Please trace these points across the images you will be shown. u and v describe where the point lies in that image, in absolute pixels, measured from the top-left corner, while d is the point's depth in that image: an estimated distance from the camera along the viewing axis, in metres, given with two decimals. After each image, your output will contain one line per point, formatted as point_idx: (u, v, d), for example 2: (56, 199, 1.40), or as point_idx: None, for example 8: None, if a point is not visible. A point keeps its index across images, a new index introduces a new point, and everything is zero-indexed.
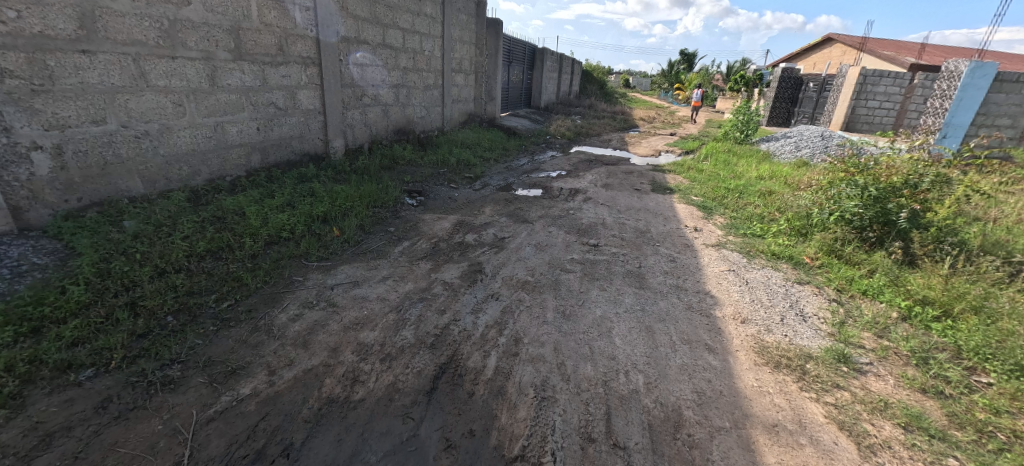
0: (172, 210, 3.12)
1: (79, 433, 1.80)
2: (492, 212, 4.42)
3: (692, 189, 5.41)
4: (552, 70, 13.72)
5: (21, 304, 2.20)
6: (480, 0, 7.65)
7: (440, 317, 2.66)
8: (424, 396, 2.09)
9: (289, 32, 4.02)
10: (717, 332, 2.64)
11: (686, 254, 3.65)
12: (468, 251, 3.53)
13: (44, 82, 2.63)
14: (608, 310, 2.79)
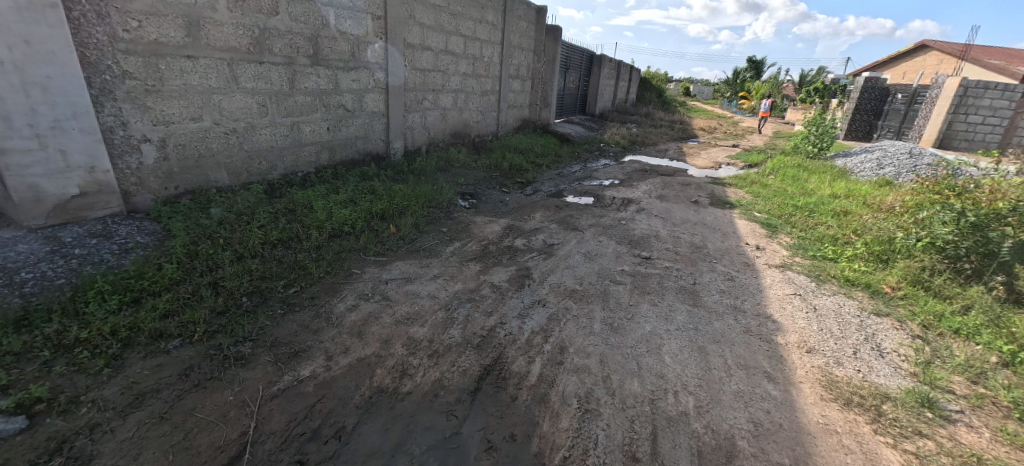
0: (251, 201, 3.42)
1: (165, 395, 2.02)
2: (543, 218, 4.47)
3: (756, 205, 5.19)
4: (609, 77, 13.63)
5: (126, 277, 2.50)
6: (541, 7, 7.76)
7: (487, 319, 2.74)
8: (468, 396, 2.17)
9: (362, 39, 4.29)
10: (778, 359, 2.53)
11: (745, 273, 3.52)
12: (517, 256, 3.60)
13: (156, 83, 2.97)
14: (658, 326, 2.75)
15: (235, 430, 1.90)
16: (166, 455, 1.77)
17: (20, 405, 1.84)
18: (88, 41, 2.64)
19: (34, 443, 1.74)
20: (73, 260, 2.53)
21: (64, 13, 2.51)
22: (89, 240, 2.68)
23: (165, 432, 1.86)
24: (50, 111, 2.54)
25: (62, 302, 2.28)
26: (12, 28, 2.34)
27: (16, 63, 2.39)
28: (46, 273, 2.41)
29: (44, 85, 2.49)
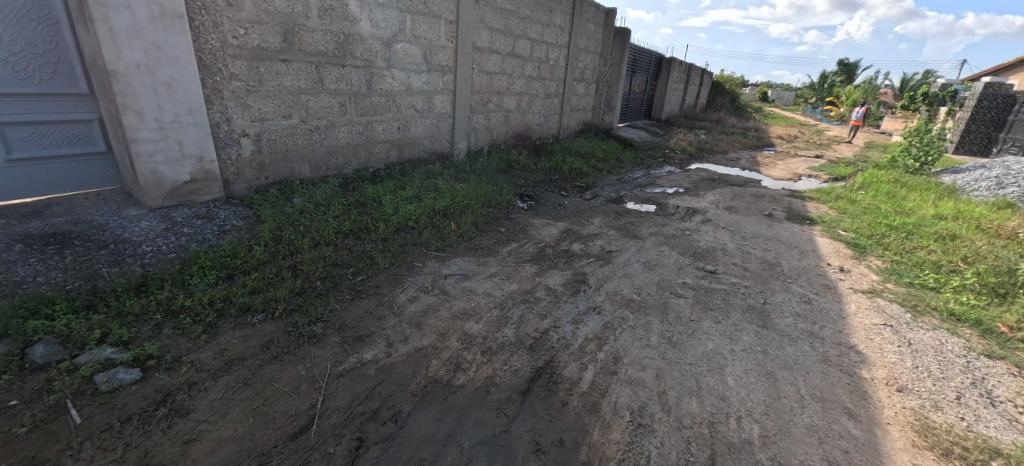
0: (328, 193, 3.72)
1: (249, 364, 2.25)
2: (601, 223, 4.46)
3: (840, 223, 4.85)
4: (678, 81, 13.27)
5: (223, 256, 2.82)
6: (610, 10, 7.72)
7: (541, 321, 2.79)
8: (519, 395, 2.23)
9: (434, 43, 4.51)
10: (861, 395, 2.36)
11: (825, 296, 3.31)
12: (573, 260, 3.63)
13: (255, 84, 3.30)
14: (722, 345, 2.66)
15: (305, 403, 2.08)
16: (247, 418, 1.98)
17: (137, 358, 2.13)
18: (204, 46, 3.00)
19: (144, 392, 2.01)
20: (180, 238, 2.88)
21: (187, 23, 2.88)
22: (194, 221, 3.04)
23: (247, 397, 2.08)
24: (172, 108, 2.93)
25: (172, 274, 2.61)
26: (147, 35, 2.73)
27: (149, 65, 2.78)
28: (159, 248, 2.77)
29: (168, 85, 2.88)
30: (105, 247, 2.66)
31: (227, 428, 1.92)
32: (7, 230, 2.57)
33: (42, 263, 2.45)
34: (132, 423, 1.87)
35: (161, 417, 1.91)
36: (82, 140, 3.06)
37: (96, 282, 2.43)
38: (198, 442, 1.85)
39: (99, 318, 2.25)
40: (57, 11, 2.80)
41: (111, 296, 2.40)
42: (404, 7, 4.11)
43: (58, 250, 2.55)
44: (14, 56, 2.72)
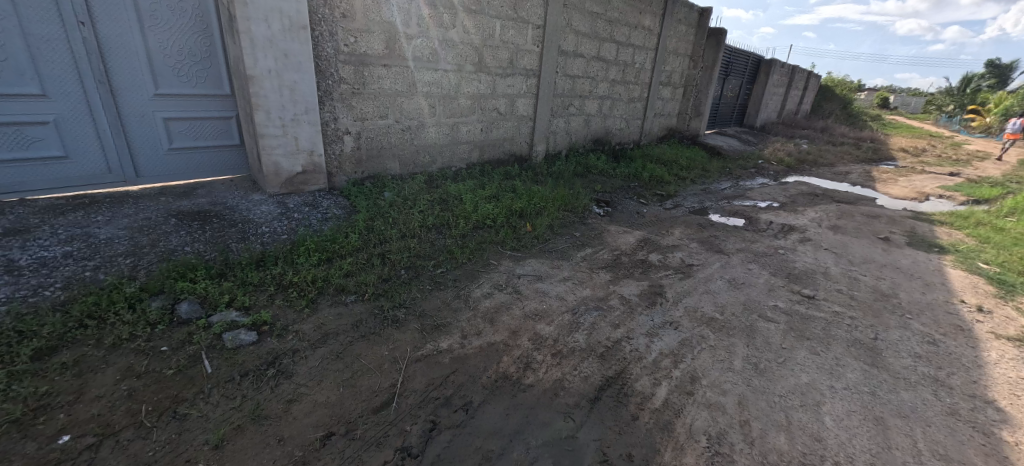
0: (414, 189, 4.00)
1: (341, 339, 2.50)
2: (682, 235, 4.33)
3: (980, 254, 4.26)
4: (779, 85, 12.40)
5: (324, 240, 3.15)
6: (705, 10, 7.45)
7: (613, 330, 2.79)
8: (587, 402, 2.25)
9: (521, 47, 4.67)
10: (995, 460, 2.06)
11: (955, 340, 2.93)
12: (650, 271, 3.57)
13: (360, 87, 3.65)
14: (819, 379, 2.47)
15: (386, 381, 2.27)
16: (338, 388, 2.21)
17: (254, 323, 2.47)
18: (320, 53, 3.38)
19: (258, 352, 2.32)
20: (291, 222, 3.27)
21: (310, 33, 3.27)
22: (302, 208, 3.43)
23: (338, 369, 2.31)
24: (292, 108, 3.34)
25: (283, 253, 2.98)
26: (277, 45, 3.14)
27: (277, 71, 3.20)
28: (274, 230, 3.16)
29: (291, 88, 3.29)
30: (233, 226, 3.10)
31: (321, 394, 2.16)
32: (166, 207, 3.13)
33: (189, 235, 2.93)
34: (248, 378, 2.17)
35: (269, 376, 2.20)
36: (223, 134, 3.59)
37: (226, 255, 2.85)
38: (298, 403, 2.10)
39: (227, 285, 2.63)
40: (212, 24, 3.31)
41: (236, 267, 2.78)
42: (495, 13, 4.30)
43: (199, 225, 3.03)
44: (179, 63, 3.27)
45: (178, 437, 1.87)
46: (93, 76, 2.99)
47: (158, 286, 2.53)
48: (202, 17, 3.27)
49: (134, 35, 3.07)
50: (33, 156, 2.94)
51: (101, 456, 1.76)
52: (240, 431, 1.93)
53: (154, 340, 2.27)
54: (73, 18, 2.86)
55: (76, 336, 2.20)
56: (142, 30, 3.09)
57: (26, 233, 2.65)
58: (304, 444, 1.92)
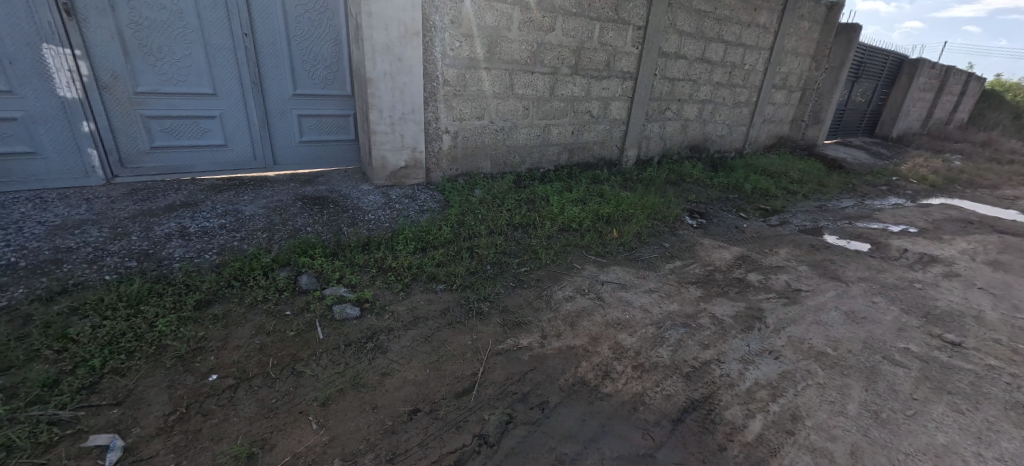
0: (504, 188, 4.17)
1: (430, 324, 2.69)
2: (788, 255, 3.98)
3: None
4: (926, 89, 10.82)
5: (420, 231, 3.40)
6: (833, 5, 6.78)
7: (703, 351, 2.67)
8: (669, 422, 2.19)
9: (619, 49, 4.64)
10: None
11: None
12: (747, 292, 3.34)
13: (460, 88, 3.88)
14: (960, 443, 2.15)
15: (468, 369, 2.40)
16: (425, 368, 2.38)
17: (358, 300, 2.75)
18: (428, 57, 3.66)
19: (359, 327, 2.58)
20: (393, 212, 3.58)
21: (422, 39, 3.56)
22: (403, 199, 3.75)
23: (426, 351, 2.49)
24: (402, 107, 3.67)
25: (385, 239, 3.27)
26: (394, 50, 3.48)
27: (392, 73, 3.54)
28: (378, 218, 3.49)
29: (402, 89, 3.62)
30: (346, 212, 3.47)
31: (410, 372, 2.34)
32: (295, 192, 3.61)
33: (311, 217, 3.34)
34: (350, 349, 2.42)
35: (367, 350, 2.43)
36: (343, 129, 4.04)
37: (339, 237, 3.20)
38: (390, 377, 2.29)
39: (337, 264, 2.95)
40: (341, 31, 3.72)
41: (346, 249, 3.11)
42: (595, 16, 4.32)
43: (318, 210, 3.44)
44: (314, 67, 3.73)
45: (293, 391, 2.15)
46: (250, 78, 3.54)
47: (286, 258, 2.92)
48: (334, 26, 3.69)
49: (282, 43, 3.56)
50: (203, 143, 3.56)
51: (238, 395, 2.09)
52: (341, 394, 2.17)
53: (279, 305, 2.63)
54: (238, 29, 3.39)
55: (225, 293, 2.62)
56: (288, 39, 3.57)
57: (194, 207, 3.22)
58: (394, 415, 2.10)
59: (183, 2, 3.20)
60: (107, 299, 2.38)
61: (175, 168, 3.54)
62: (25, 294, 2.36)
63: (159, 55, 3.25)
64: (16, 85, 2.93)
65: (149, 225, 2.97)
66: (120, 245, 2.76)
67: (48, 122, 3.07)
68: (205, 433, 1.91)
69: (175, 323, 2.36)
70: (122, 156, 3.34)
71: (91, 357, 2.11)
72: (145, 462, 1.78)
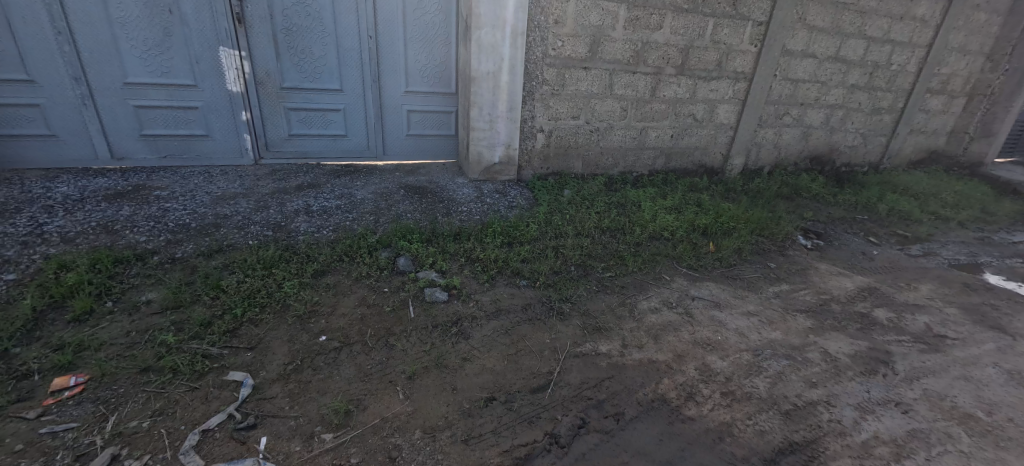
0: (594, 190, 4.11)
1: (514, 318, 2.75)
2: (931, 291, 3.36)
3: None
4: None
5: (509, 226, 3.49)
6: None
7: (809, 389, 2.37)
8: (760, 461, 1.98)
9: (734, 48, 4.27)
10: None
11: None
12: (871, 329, 2.89)
13: (558, 88, 3.89)
14: None
15: (545, 367, 2.42)
16: (504, 360, 2.44)
17: (447, 285, 2.91)
18: (531, 57, 3.71)
19: (446, 311, 2.73)
20: (484, 206, 3.72)
21: (526, 39, 3.63)
22: (494, 194, 3.89)
23: (505, 343, 2.56)
24: (501, 106, 3.80)
25: (475, 231, 3.41)
26: (499, 50, 3.60)
27: (495, 72, 3.67)
28: (470, 211, 3.65)
29: (503, 88, 3.74)
30: (441, 203, 3.69)
31: (489, 361, 2.42)
32: (398, 180, 3.93)
33: (411, 205, 3.60)
34: (437, 330, 2.58)
35: (451, 334, 2.57)
36: (445, 125, 4.28)
37: (435, 225, 3.40)
38: (470, 362, 2.40)
39: (431, 250, 3.14)
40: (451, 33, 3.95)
41: (440, 237, 3.30)
42: (709, 11, 4.02)
43: (417, 198, 3.70)
44: (425, 66, 4.01)
45: (385, 361, 2.35)
46: (371, 77, 3.90)
47: (388, 240, 3.18)
48: (446, 27, 3.92)
49: (400, 44, 3.87)
50: (328, 133, 4.02)
51: (340, 357, 2.35)
52: (425, 371, 2.32)
53: (378, 281, 2.89)
54: (365, 32, 3.75)
55: (337, 266, 2.94)
56: (405, 40, 3.87)
57: (317, 188, 3.67)
58: (471, 399, 2.19)
59: (323, 9, 3.62)
60: (249, 260, 2.81)
61: (306, 154, 4.05)
62: (192, 249, 2.87)
63: (303, 56, 3.70)
64: (198, 80, 3.55)
65: (281, 201, 3.45)
66: (258, 216, 3.25)
67: (218, 112, 3.68)
68: (313, 385, 2.18)
69: (297, 286, 2.72)
70: (267, 141, 3.90)
71: (233, 306, 2.52)
72: (266, 400, 2.08)
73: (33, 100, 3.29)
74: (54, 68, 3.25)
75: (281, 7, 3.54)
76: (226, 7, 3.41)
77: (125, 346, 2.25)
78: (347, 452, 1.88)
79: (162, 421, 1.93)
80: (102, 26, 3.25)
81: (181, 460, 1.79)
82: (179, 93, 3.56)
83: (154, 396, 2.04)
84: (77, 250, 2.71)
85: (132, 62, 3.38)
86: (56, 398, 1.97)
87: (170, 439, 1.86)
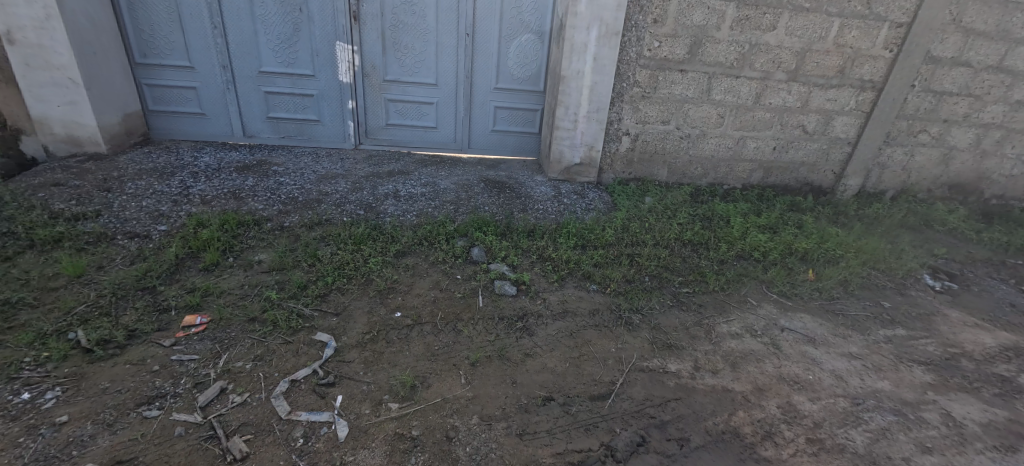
0: (678, 199, 3.90)
1: (584, 322, 2.70)
2: None
3: None
4: None
5: (584, 228, 3.44)
6: None
7: (921, 454, 2.02)
8: None
9: (862, 52, 3.75)
10: None
11: None
12: (1014, 398, 2.37)
13: (650, 90, 3.74)
14: None
15: (607, 376, 2.35)
16: (565, 361, 2.42)
17: (517, 280, 2.94)
18: (624, 57, 3.61)
19: (513, 305, 2.78)
20: (561, 206, 3.71)
21: (621, 38, 3.53)
22: (571, 195, 3.87)
23: (568, 345, 2.53)
24: (587, 106, 3.75)
25: (550, 230, 3.41)
26: (591, 49, 3.55)
27: (585, 72, 3.63)
28: (546, 209, 3.67)
29: (591, 88, 3.68)
30: (519, 198, 3.76)
31: (550, 360, 2.42)
32: (480, 174, 4.08)
33: (490, 198, 3.72)
34: (502, 323, 2.64)
35: (516, 328, 2.61)
36: (530, 123, 4.35)
37: (510, 220, 3.47)
38: (531, 359, 2.41)
39: (505, 244, 3.21)
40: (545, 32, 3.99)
41: (515, 232, 3.36)
42: (836, 11, 3.57)
43: (497, 192, 3.81)
44: (517, 64, 4.09)
45: (452, 345, 2.47)
46: (465, 73, 4.09)
47: (465, 230, 3.32)
48: (540, 26, 3.97)
49: (495, 42, 3.99)
50: (421, 124, 4.29)
51: (411, 334, 2.52)
52: (488, 360, 2.38)
53: (452, 268, 3.03)
54: (463, 30, 3.93)
55: (416, 249, 3.14)
56: (500, 38, 3.99)
57: (406, 175, 3.94)
58: (529, 395, 2.21)
59: (427, 7, 3.86)
60: (342, 235, 3.11)
61: (399, 142, 4.36)
62: (298, 221, 3.26)
63: (406, 51, 3.99)
64: (317, 71, 3.99)
65: (374, 184, 3.76)
66: (353, 196, 3.58)
67: (331, 100, 4.11)
68: (386, 357, 2.36)
69: (380, 264, 2.95)
70: (367, 129, 4.26)
71: (325, 275, 2.81)
72: (344, 363, 2.30)
73: (191, 83, 3.94)
74: (208, 57, 3.86)
75: (391, 5, 3.83)
76: (345, 5, 3.78)
77: (238, 296, 2.63)
78: (410, 424, 2.01)
79: (260, 366, 2.23)
80: (246, 22, 3.78)
81: (272, 402, 2.05)
82: (300, 82, 4.03)
83: (256, 343, 2.36)
84: (211, 211, 3.22)
85: (266, 53, 3.90)
86: (185, 332, 2.37)
87: (265, 383, 2.15)
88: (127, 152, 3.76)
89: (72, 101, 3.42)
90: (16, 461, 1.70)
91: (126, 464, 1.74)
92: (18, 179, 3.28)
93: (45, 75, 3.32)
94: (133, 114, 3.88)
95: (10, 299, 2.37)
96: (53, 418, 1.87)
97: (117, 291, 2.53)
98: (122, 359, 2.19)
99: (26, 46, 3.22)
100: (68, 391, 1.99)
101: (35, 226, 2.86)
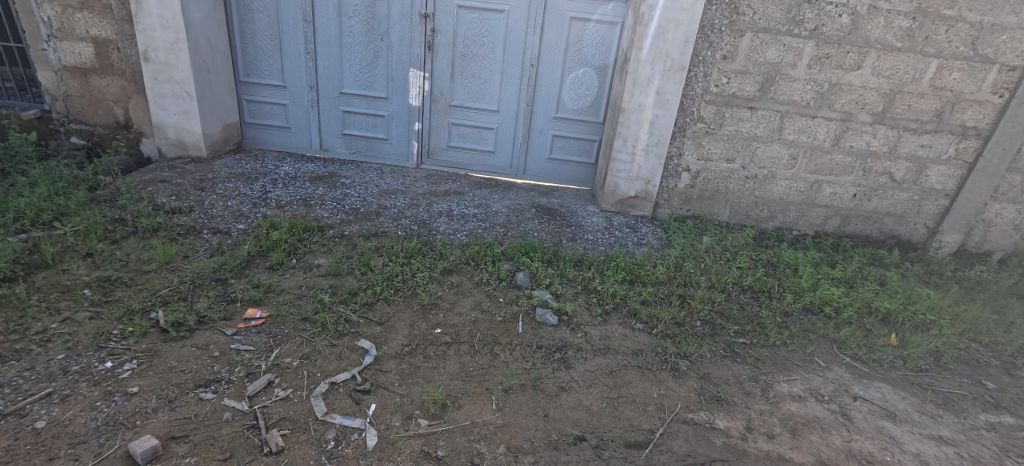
0: (740, 242, 3.66)
1: (625, 360, 2.56)
2: None
3: None
4: None
5: (634, 263, 3.32)
6: None
7: None
8: None
9: (964, 96, 3.39)
10: None
11: None
12: None
13: (714, 127, 3.61)
14: None
15: (647, 423, 2.18)
16: (602, 400, 2.29)
17: (559, 309, 2.87)
18: (689, 92, 3.54)
19: (553, 335, 2.70)
20: (611, 238, 3.63)
21: (686, 73, 3.46)
22: (624, 228, 3.78)
23: (606, 384, 2.40)
24: (646, 139, 3.68)
25: (598, 261, 3.34)
26: (654, 83, 3.50)
27: (646, 105, 3.58)
28: (596, 240, 3.60)
29: (651, 121, 3.62)
30: (568, 227, 3.72)
31: (586, 397, 2.30)
32: (532, 200, 4.10)
33: (540, 224, 3.72)
34: (540, 351, 2.57)
35: (553, 359, 2.52)
36: (586, 153, 4.36)
37: (558, 248, 3.44)
38: (566, 393, 2.31)
39: (550, 271, 3.18)
40: (609, 65, 4.04)
41: (562, 260, 3.32)
42: (933, 51, 3.28)
43: (547, 219, 3.81)
44: (578, 95, 4.16)
45: (487, 368, 2.43)
46: (526, 100, 4.21)
47: (512, 253, 3.33)
48: (604, 60, 4.03)
49: (558, 73, 4.10)
50: (480, 149, 4.45)
51: (448, 352, 2.52)
52: (522, 388, 2.32)
53: (495, 290, 3.03)
54: (529, 61, 4.08)
55: (462, 268, 3.20)
56: (563, 70, 4.09)
57: (463, 196, 4.06)
58: (561, 432, 2.09)
59: (496, 39, 4.05)
60: (395, 248, 3.24)
61: (457, 165, 4.54)
62: (356, 230, 3.45)
63: (472, 79, 4.20)
64: (390, 94, 4.30)
65: (430, 202, 3.91)
66: (409, 211, 3.74)
67: (399, 121, 4.38)
68: (421, 371, 2.37)
69: (426, 278, 3.02)
70: (429, 150, 4.48)
71: (375, 284, 2.92)
72: (381, 373, 2.33)
73: (282, 100, 4.39)
74: (299, 78, 4.30)
75: (463, 37, 4.06)
76: (421, 35, 4.07)
77: (295, 295, 2.80)
78: (436, 443, 1.97)
79: (306, 364, 2.33)
80: (334, 48, 4.18)
81: (311, 402, 2.12)
82: (375, 104, 4.35)
83: (305, 342, 2.48)
84: (283, 215, 3.51)
85: (348, 76, 4.27)
86: (245, 324, 2.54)
87: (307, 381, 2.23)
88: (223, 157, 4.23)
89: (185, 111, 3.94)
90: (91, 422, 1.88)
91: (178, 440, 1.86)
92: (134, 175, 3.81)
93: (168, 88, 3.87)
94: (232, 124, 4.38)
95: (110, 277, 2.71)
96: (126, 387, 2.06)
97: (195, 279, 2.79)
98: (189, 342, 2.38)
99: (157, 63, 3.79)
100: (142, 365, 2.20)
101: (141, 215, 3.28)
